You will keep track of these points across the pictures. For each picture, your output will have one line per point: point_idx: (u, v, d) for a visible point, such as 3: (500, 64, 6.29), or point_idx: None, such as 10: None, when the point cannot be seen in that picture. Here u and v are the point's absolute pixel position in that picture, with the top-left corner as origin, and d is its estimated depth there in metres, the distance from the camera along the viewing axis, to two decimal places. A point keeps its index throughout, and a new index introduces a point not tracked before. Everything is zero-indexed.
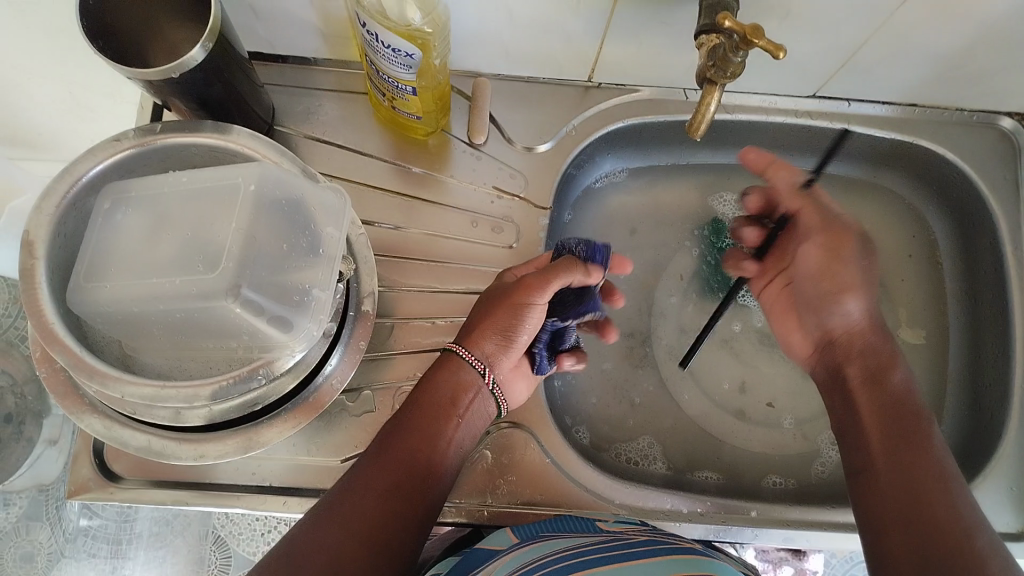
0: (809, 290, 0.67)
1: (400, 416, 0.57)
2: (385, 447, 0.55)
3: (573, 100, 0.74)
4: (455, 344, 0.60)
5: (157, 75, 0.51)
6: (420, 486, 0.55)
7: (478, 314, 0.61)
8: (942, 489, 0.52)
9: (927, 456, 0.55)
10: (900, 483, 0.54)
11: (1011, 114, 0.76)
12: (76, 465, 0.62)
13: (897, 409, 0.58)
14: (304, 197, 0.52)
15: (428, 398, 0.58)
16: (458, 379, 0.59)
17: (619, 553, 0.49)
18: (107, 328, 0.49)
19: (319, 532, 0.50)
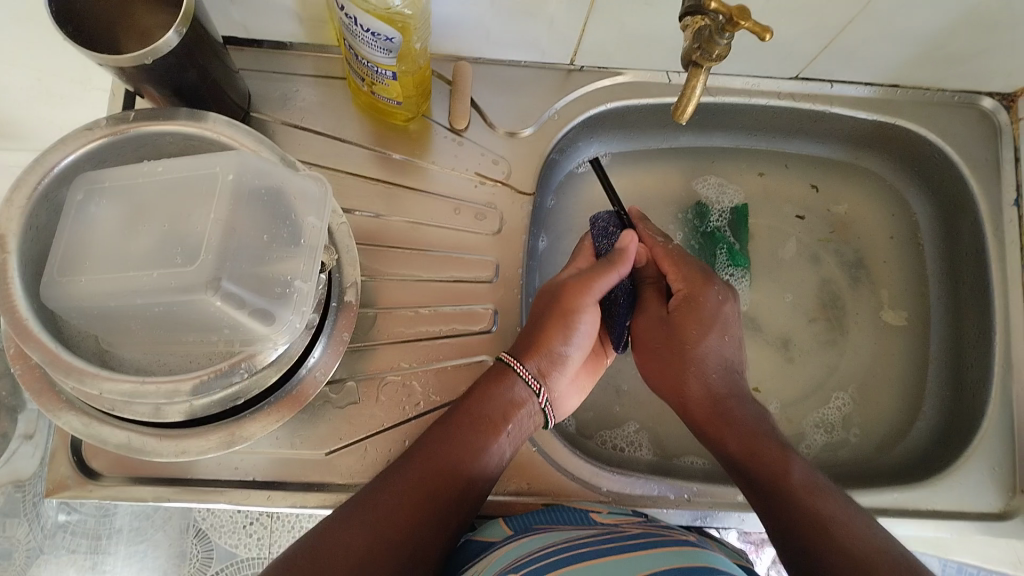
0: (643, 349, 0.66)
1: (442, 424, 0.56)
2: (421, 457, 0.54)
3: (555, 84, 0.73)
4: (507, 356, 0.60)
5: (129, 61, 0.50)
6: (455, 500, 0.54)
7: (533, 327, 0.61)
8: (831, 540, 0.51)
9: (810, 507, 0.53)
10: (794, 552, 0.51)
11: (992, 94, 0.76)
12: (53, 464, 0.60)
13: (761, 466, 0.56)
14: (284, 187, 0.50)
15: (477, 412, 0.57)
16: (511, 396, 0.58)
17: (612, 545, 0.49)
18: (82, 323, 0.48)
19: (344, 530, 0.49)
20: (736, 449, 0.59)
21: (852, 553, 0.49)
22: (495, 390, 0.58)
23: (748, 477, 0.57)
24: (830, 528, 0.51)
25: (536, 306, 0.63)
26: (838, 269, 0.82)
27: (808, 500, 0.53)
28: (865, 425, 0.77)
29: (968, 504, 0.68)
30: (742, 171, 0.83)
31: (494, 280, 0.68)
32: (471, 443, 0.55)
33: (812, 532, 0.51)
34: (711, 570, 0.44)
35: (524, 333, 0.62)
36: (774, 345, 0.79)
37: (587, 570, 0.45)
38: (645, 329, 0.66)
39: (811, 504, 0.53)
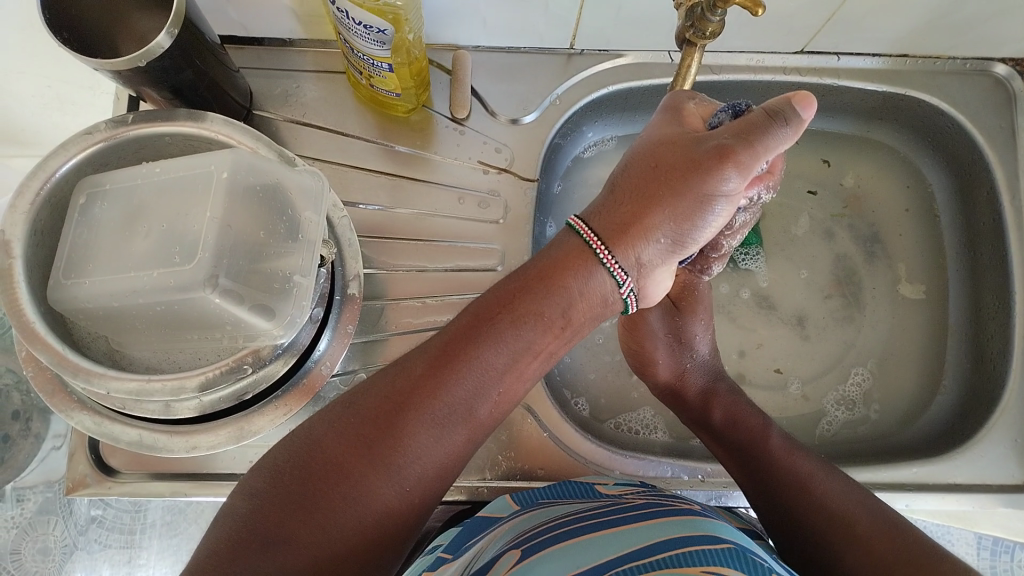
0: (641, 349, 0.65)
1: (467, 316, 0.47)
2: (438, 349, 0.45)
3: (556, 69, 0.72)
4: (590, 230, 0.48)
5: (125, 64, 0.50)
6: (463, 404, 0.45)
7: (659, 185, 0.47)
8: (838, 520, 0.53)
9: (807, 489, 0.56)
10: (814, 526, 0.54)
11: (1006, 60, 0.74)
12: (72, 462, 0.62)
13: (746, 465, 0.60)
14: (279, 182, 0.51)
15: (506, 300, 0.47)
16: (580, 285, 0.48)
17: (617, 516, 0.49)
18: (90, 324, 0.49)
19: (331, 433, 0.43)
20: (726, 451, 0.62)
21: (848, 519, 0.53)
22: (560, 275, 0.47)
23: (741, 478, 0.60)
24: (833, 503, 0.55)
25: (661, 143, 0.49)
26: (853, 244, 0.81)
27: (805, 483, 0.57)
28: (885, 400, 0.76)
29: (990, 478, 0.67)
30: None
31: (500, 269, 0.68)
32: (498, 334, 0.46)
33: (819, 511, 0.54)
34: (713, 539, 0.43)
35: (628, 207, 0.48)
36: (788, 323, 0.78)
37: (586, 544, 0.45)
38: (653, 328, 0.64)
39: (800, 482, 0.57)
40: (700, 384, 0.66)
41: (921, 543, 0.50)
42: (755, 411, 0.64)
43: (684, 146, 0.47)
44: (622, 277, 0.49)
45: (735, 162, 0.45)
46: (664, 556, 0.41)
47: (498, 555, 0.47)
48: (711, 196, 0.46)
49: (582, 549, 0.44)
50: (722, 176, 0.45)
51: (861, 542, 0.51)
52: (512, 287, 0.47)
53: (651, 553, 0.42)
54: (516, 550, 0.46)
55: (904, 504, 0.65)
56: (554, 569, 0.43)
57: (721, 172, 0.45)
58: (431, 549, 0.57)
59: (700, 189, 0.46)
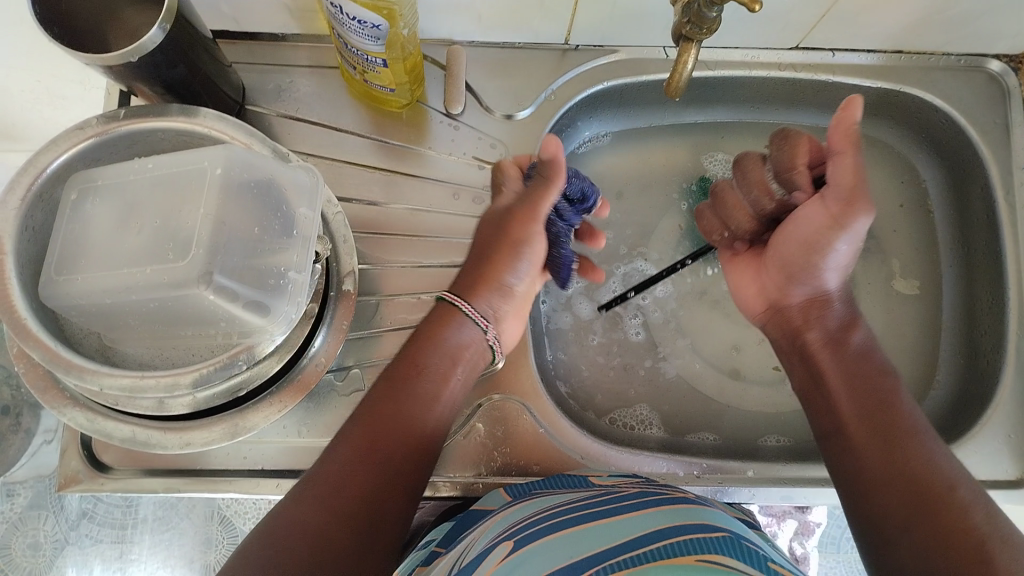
0: (792, 257, 0.61)
1: (380, 383, 0.54)
2: (368, 415, 0.52)
3: (551, 64, 0.72)
4: (451, 296, 0.59)
5: (117, 59, 0.50)
6: (406, 452, 0.52)
7: (484, 252, 0.60)
8: (906, 472, 0.50)
9: (898, 444, 0.52)
10: (884, 493, 0.50)
11: (999, 57, 0.75)
12: (65, 459, 0.61)
13: (834, 397, 0.57)
14: (273, 178, 0.51)
15: (409, 362, 0.55)
16: (457, 336, 0.58)
17: (607, 506, 0.49)
18: (82, 321, 0.48)
19: (297, 499, 0.47)
20: (819, 377, 0.59)
21: (919, 470, 0.50)
22: (439, 331, 0.57)
23: (824, 410, 0.57)
24: (916, 474, 0.50)
25: (482, 224, 0.62)
26: None
27: (900, 432, 0.52)
28: None
29: (982, 473, 0.67)
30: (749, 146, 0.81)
31: None
32: (411, 389, 0.54)
33: (897, 468, 0.50)
34: (704, 526, 0.44)
35: (471, 274, 0.60)
36: None
37: (581, 534, 0.45)
38: (791, 234, 0.60)
39: (893, 437, 0.52)
40: (839, 319, 0.60)
41: (1005, 539, 0.45)
42: (876, 358, 0.58)
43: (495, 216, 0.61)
44: (484, 325, 0.59)
45: (531, 216, 0.59)
46: (657, 546, 0.42)
47: (489, 546, 0.47)
48: (522, 245, 0.60)
49: (575, 539, 0.44)
50: (526, 227, 0.59)
51: (940, 517, 0.47)
52: (405, 356, 0.56)
53: (646, 543, 0.42)
54: (509, 541, 0.46)
55: None
56: (551, 556, 0.43)
57: (525, 224, 0.59)
58: (427, 543, 0.57)
59: (514, 242, 0.59)
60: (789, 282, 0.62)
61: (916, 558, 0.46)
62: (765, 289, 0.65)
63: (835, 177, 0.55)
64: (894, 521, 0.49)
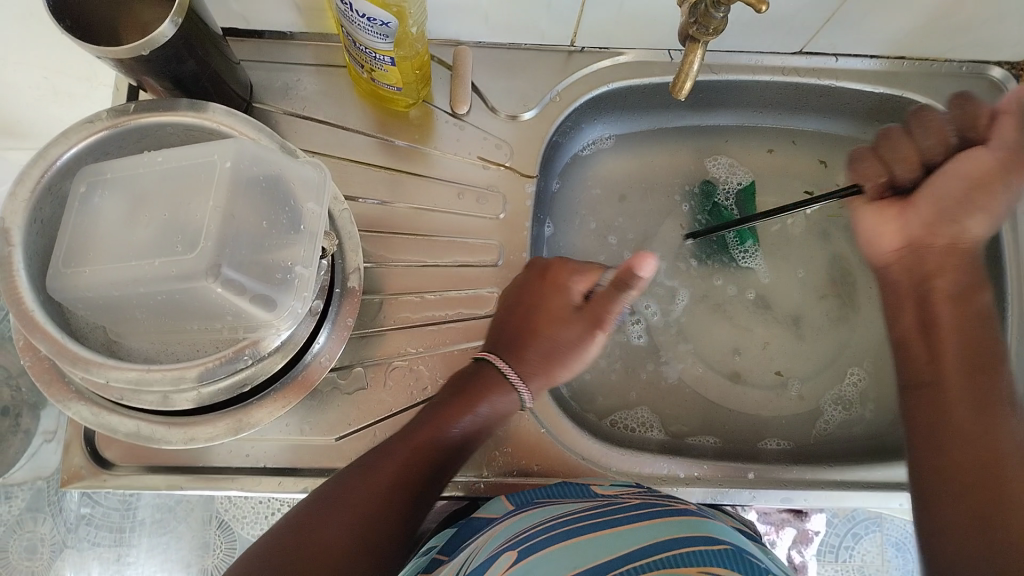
0: (944, 200, 0.58)
1: (413, 424, 0.57)
2: (397, 452, 0.54)
3: (556, 66, 0.72)
4: (498, 361, 0.60)
5: (127, 52, 0.50)
6: (438, 476, 0.55)
7: (543, 340, 0.61)
8: (978, 443, 0.51)
9: (981, 416, 0.52)
10: (955, 460, 0.52)
11: (1002, 64, 0.75)
12: (67, 454, 0.61)
13: (984, 350, 0.56)
14: (282, 173, 0.51)
15: (444, 410, 0.57)
16: (505, 403, 0.60)
17: (615, 517, 0.49)
18: (89, 314, 0.48)
19: (312, 518, 0.49)
20: (963, 322, 0.57)
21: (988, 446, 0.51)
22: (491, 394, 0.59)
23: (935, 354, 0.57)
24: (985, 446, 0.51)
25: (533, 302, 0.62)
26: (848, 244, 0.81)
27: (997, 403, 0.53)
28: (880, 400, 0.76)
29: None
30: (752, 150, 0.82)
31: (499, 263, 0.68)
32: (437, 438, 0.56)
33: (965, 439, 0.52)
34: (709, 539, 0.45)
35: (531, 352, 0.61)
36: (784, 323, 0.79)
37: (586, 543, 0.45)
38: (948, 179, 0.58)
39: (988, 407, 0.53)
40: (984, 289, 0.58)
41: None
42: (992, 328, 0.57)
43: (557, 310, 0.62)
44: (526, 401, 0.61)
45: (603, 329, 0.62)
46: (663, 556, 0.42)
47: (493, 554, 0.47)
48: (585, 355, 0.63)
49: (582, 548, 0.44)
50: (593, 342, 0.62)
51: (1007, 496, 0.49)
52: (439, 403, 0.58)
53: (652, 553, 0.43)
54: (512, 551, 0.46)
55: (897, 503, 0.66)
56: (560, 564, 0.43)
57: (593, 337, 0.62)
58: (427, 550, 0.58)
59: (580, 351, 0.62)
60: (936, 220, 0.59)
61: (970, 523, 0.49)
62: (907, 225, 0.61)
63: (1003, 138, 0.56)
64: (955, 494, 0.51)
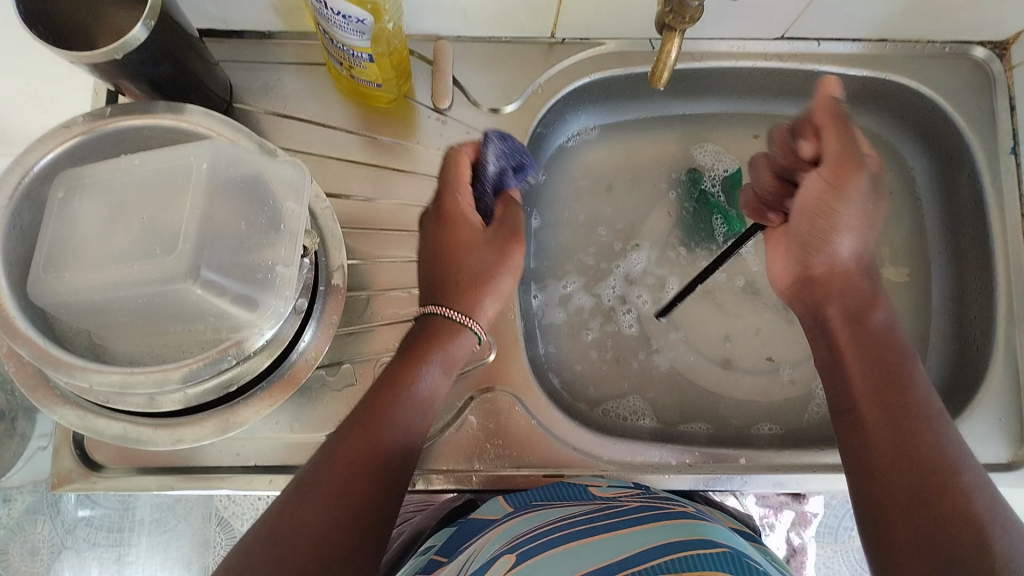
0: (801, 227, 0.62)
1: (377, 386, 0.55)
2: (363, 420, 0.53)
3: (538, 57, 0.72)
4: (434, 305, 0.59)
5: (101, 57, 0.50)
6: (404, 456, 0.53)
7: (464, 277, 0.60)
8: (912, 452, 0.49)
9: (907, 429, 0.50)
10: (890, 473, 0.49)
11: (984, 43, 0.75)
12: (58, 459, 0.61)
13: (891, 369, 0.54)
14: (261, 173, 0.51)
15: (404, 369, 0.56)
16: (460, 348, 0.59)
17: (612, 521, 0.50)
18: (72, 318, 0.48)
19: (296, 502, 0.47)
20: (864, 347, 0.56)
21: (923, 453, 0.49)
22: (438, 346, 0.58)
23: (847, 386, 0.55)
24: (919, 454, 0.49)
25: (438, 245, 0.61)
26: None
27: (915, 414, 0.51)
28: None
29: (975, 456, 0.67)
30: (738, 136, 0.82)
31: None
32: (401, 400, 0.55)
33: (895, 448, 0.50)
34: (707, 543, 0.45)
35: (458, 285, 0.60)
36: (773, 308, 0.79)
37: (583, 547, 0.46)
38: (800, 204, 0.61)
39: (911, 420, 0.51)
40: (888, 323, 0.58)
41: (1007, 530, 0.44)
42: (897, 340, 0.57)
43: (466, 240, 0.61)
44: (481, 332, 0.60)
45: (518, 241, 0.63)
46: (660, 561, 0.43)
47: (492, 557, 0.48)
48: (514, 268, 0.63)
49: (579, 553, 0.45)
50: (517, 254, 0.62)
51: (949, 503, 0.46)
52: (395, 366, 0.57)
53: (649, 559, 0.43)
54: (511, 554, 0.47)
55: None
56: (557, 567, 0.43)
57: (517, 250, 0.63)
58: (426, 550, 0.58)
59: (508, 263, 0.62)
60: (808, 253, 0.63)
61: (917, 537, 0.46)
62: (790, 263, 0.66)
63: (827, 147, 0.57)
64: (893, 513, 0.48)
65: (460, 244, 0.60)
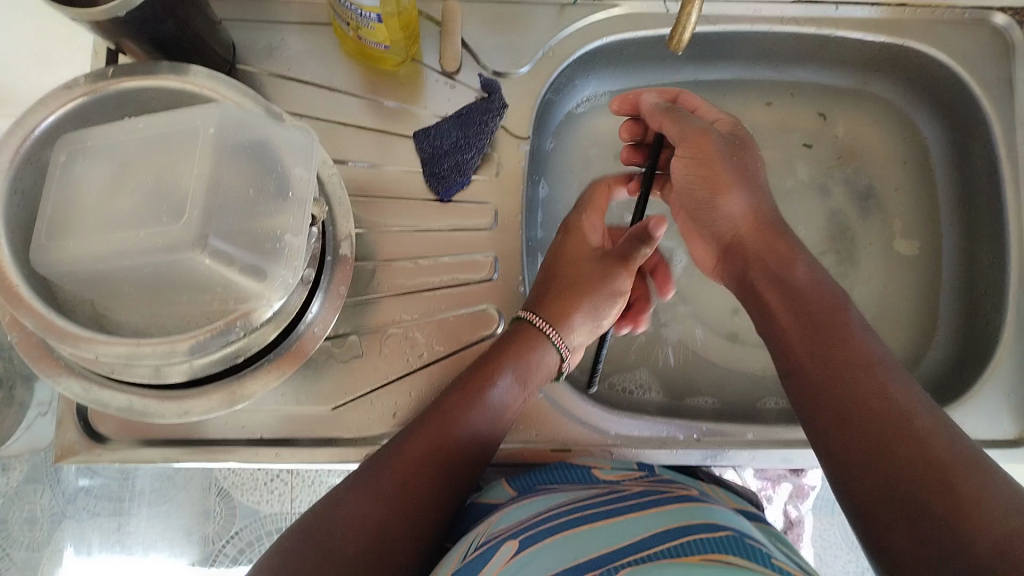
0: (693, 200, 0.64)
1: (456, 386, 0.57)
2: (431, 423, 0.55)
3: (549, 20, 0.70)
4: (527, 313, 0.61)
5: (102, 15, 0.48)
6: (470, 458, 0.56)
7: (558, 283, 0.64)
8: (866, 404, 0.48)
9: (853, 382, 0.49)
10: (845, 433, 0.48)
11: (1005, 9, 0.73)
12: (61, 430, 0.60)
13: (826, 325, 0.53)
14: (268, 139, 0.49)
15: (483, 371, 0.57)
16: (539, 356, 0.60)
17: (616, 507, 0.49)
18: (76, 287, 0.47)
19: (340, 505, 0.51)
20: (793, 306, 0.55)
21: (877, 403, 0.48)
22: (522, 351, 0.59)
23: (790, 355, 0.54)
24: (871, 405, 0.48)
25: (558, 253, 0.67)
26: (847, 199, 0.80)
27: (858, 365, 0.50)
28: None
29: (983, 431, 0.66)
30: (751, 104, 0.80)
31: (494, 226, 0.66)
32: (472, 402, 0.56)
33: (847, 404, 0.49)
34: (707, 527, 0.45)
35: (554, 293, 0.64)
36: None
37: (587, 534, 0.45)
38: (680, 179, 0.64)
39: (857, 372, 0.50)
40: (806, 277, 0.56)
41: (972, 468, 0.43)
42: (826, 287, 0.56)
43: (577, 252, 0.66)
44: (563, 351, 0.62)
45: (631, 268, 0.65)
46: (666, 546, 0.42)
47: (493, 543, 0.47)
48: (615, 293, 0.66)
49: (583, 541, 0.44)
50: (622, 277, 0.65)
51: (909, 451, 0.45)
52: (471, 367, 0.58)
53: (653, 545, 0.43)
54: (514, 540, 0.46)
55: None
56: (557, 556, 0.43)
57: (619, 274, 0.65)
58: None
59: (607, 285, 0.65)
60: (705, 224, 0.64)
61: (887, 489, 0.45)
62: (706, 244, 0.66)
63: (671, 132, 0.63)
64: (855, 470, 0.47)
65: (575, 252, 0.66)
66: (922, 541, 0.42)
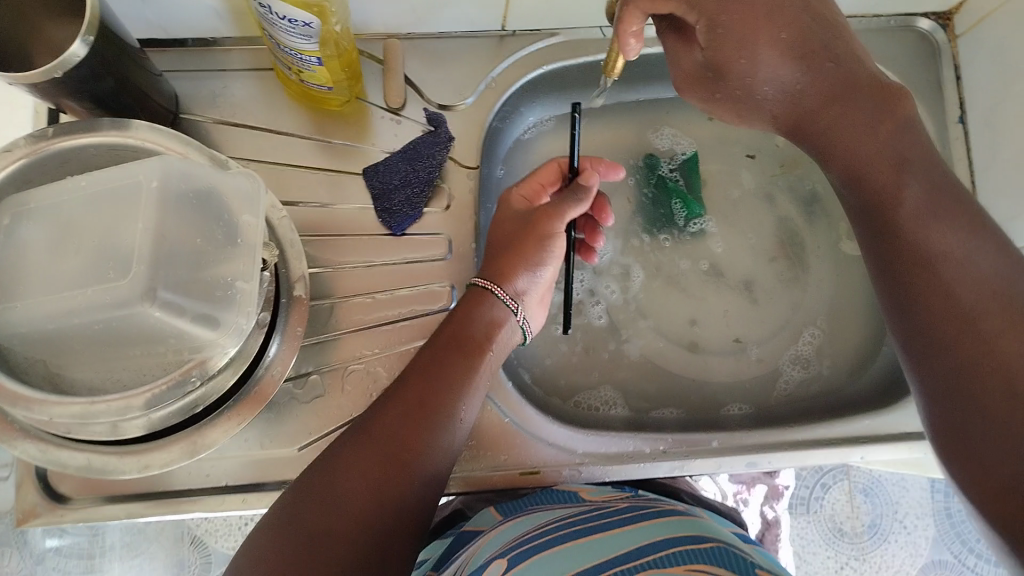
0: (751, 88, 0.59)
1: (424, 359, 0.57)
2: (406, 397, 0.54)
3: (489, 51, 0.72)
4: (481, 280, 0.61)
5: (40, 76, 0.48)
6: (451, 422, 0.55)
7: (499, 244, 0.64)
8: (959, 308, 0.47)
9: (915, 294, 0.49)
10: (922, 337, 0.49)
11: (928, 15, 0.76)
12: (20, 493, 0.59)
13: (888, 254, 0.52)
14: (214, 187, 0.49)
15: (449, 343, 0.57)
16: (488, 314, 0.60)
17: (602, 522, 0.50)
18: (25, 348, 0.46)
19: (326, 487, 0.49)
20: (867, 231, 0.53)
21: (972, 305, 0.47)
22: (473, 316, 0.59)
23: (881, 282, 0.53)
24: (966, 319, 0.46)
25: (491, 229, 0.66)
26: (793, 206, 0.82)
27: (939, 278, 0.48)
28: (836, 356, 0.78)
29: None
30: (694, 120, 0.82)
31: (448, 256, 0.67)
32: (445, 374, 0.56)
33: (925, 310, 0.49)
34: (694, 539, 0.46)
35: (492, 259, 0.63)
36: (736, 289, 0.79)
37: (576, 548, 0.46)
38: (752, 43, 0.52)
39: (963, 306, 0.47)
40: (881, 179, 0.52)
41: None
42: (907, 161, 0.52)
43: (504, 218, 0.65)
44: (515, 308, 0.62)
45: (557, 215, 0.63)
46: (659, 556, 0.43)
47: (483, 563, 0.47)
48: (549, 238, 0.63)
49: (573, 554, 0.45)
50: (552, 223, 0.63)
51: (970, 349, 0.46)
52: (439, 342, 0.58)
53: (644, 554, 0.44)
54: (503, 560, 0.46)
55: (861, 457, 0.67)
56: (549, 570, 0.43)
57: (550, 220, 0.63)
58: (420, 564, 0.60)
59: (536, 231, 0.63)
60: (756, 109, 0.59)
61: (959, 422, 0.46)
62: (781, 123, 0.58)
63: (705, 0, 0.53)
64: (930, 370, 0.48)
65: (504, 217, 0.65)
66: (953, 413, 0.46)
